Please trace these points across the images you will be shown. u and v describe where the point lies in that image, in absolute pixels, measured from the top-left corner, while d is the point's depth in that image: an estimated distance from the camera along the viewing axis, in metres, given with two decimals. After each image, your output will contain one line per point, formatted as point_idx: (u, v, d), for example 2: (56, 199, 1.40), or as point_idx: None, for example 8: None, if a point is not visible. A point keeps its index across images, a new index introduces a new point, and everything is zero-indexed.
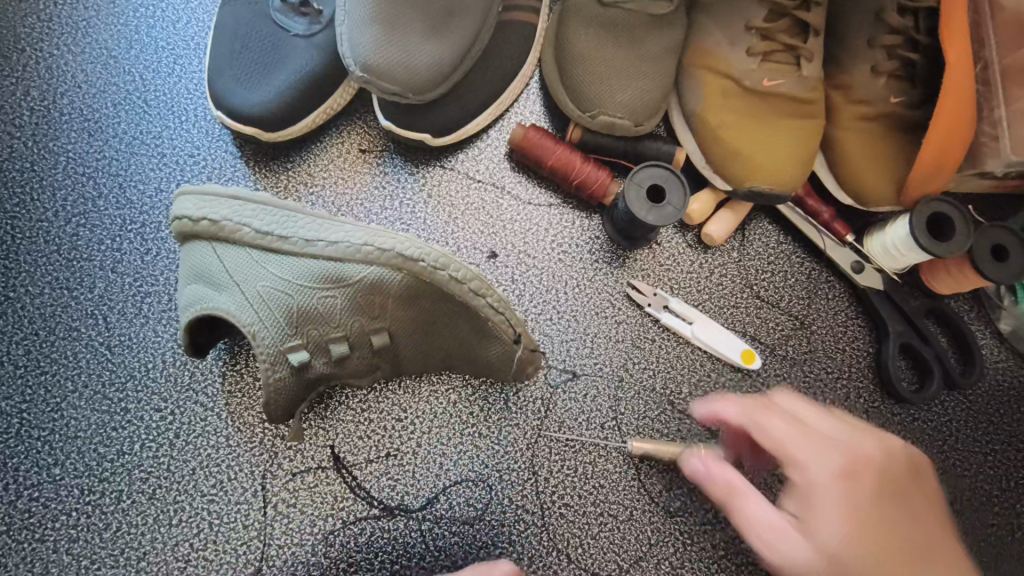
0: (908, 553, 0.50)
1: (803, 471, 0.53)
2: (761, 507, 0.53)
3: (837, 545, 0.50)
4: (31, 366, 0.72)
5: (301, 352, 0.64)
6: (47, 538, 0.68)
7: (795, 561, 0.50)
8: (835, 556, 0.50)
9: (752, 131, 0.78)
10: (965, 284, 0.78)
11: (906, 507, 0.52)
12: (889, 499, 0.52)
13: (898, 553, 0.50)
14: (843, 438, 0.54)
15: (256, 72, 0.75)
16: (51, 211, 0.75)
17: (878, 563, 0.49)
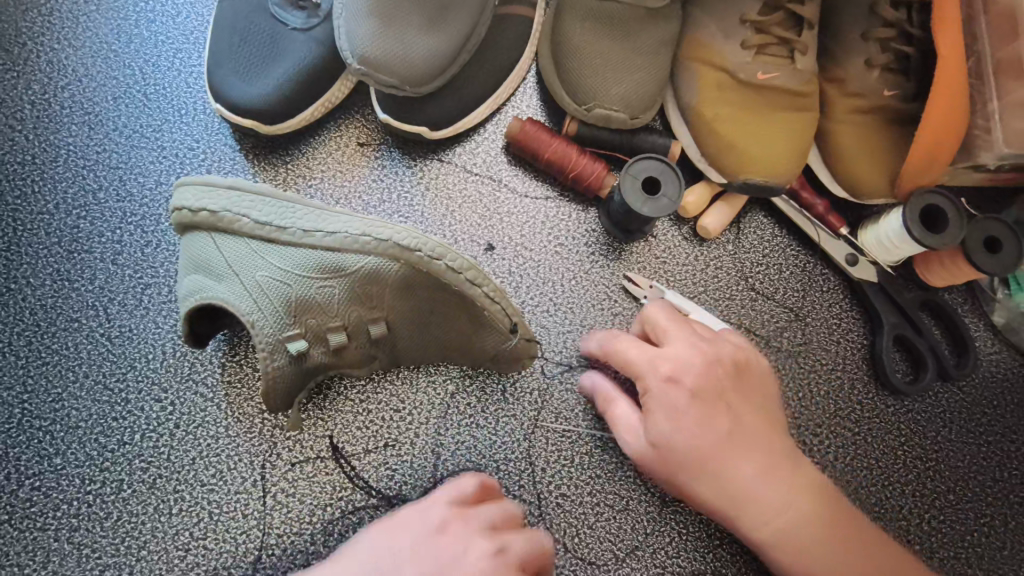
0: (722, 441, 0.62)
1: (642, 383, 0.65)
2: (624, 411, 0.68)
3: (662, 438, 0.63)
4: (32, 357, 0.72)
5: (300, 341, 0.65)
6: (48, 527, 0.68)
7: (635, 448, 0.66)
8: (660, 448, 0.63)
9: (746, 123, 0.79)
10: (958, 276, 0.79)
11: (728, 406, 0.64)
12: (714, 404, 0.63)
13: (713, 441, 0.62)
14: (680, 353, 0.65)
15: (255, 65, 0.75)
16: (52, 204, 0.76)
17: (696, 450, 0.62)
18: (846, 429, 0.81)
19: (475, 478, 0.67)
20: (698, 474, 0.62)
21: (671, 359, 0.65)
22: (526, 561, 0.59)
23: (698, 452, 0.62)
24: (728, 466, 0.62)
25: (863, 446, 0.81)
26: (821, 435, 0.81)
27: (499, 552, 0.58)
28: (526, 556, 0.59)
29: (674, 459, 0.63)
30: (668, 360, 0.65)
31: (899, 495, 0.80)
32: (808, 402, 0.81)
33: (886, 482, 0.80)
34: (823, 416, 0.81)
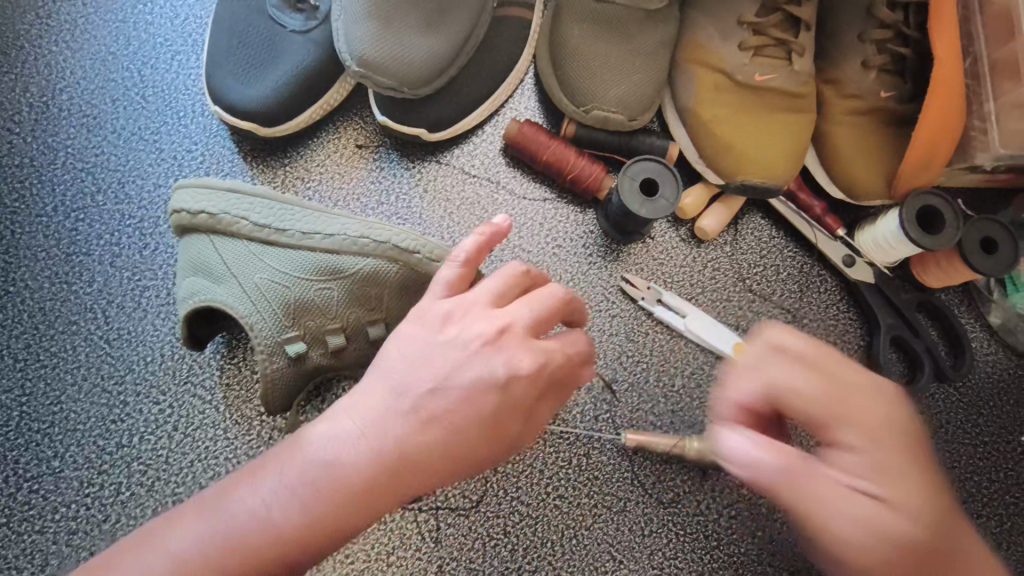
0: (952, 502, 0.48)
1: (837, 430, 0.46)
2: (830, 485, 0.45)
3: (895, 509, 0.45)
4: (31, 360, 0.72)
5: (298, 343, 0.65)
6: (47, 530, 0.68)
7: (864, 542, 0.44)
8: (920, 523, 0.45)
9: (744, 124, 0.79)
10: (955, 277, 0.79)
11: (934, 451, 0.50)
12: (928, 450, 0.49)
13: (947, 502, 0.47)
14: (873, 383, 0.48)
15: (253, 67, 0.75)
16: (50, 206, 0.76)
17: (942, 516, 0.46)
18: None
19: (462, 249, 0.57)
20: (951, 556, 0.45)
21: (864, 391, 0.47)
22: (540, 320, 0.53)
23: (947, 524, 0.46)
24: (972, 540, 0.47)
25: None
26: None
27: (518, 342, 0.52)
28: (558, 356, 0.53)
29: (931, 536, 0.45)
30: (870, 412, 0.47)
31: None
32: None
33: None
34: None
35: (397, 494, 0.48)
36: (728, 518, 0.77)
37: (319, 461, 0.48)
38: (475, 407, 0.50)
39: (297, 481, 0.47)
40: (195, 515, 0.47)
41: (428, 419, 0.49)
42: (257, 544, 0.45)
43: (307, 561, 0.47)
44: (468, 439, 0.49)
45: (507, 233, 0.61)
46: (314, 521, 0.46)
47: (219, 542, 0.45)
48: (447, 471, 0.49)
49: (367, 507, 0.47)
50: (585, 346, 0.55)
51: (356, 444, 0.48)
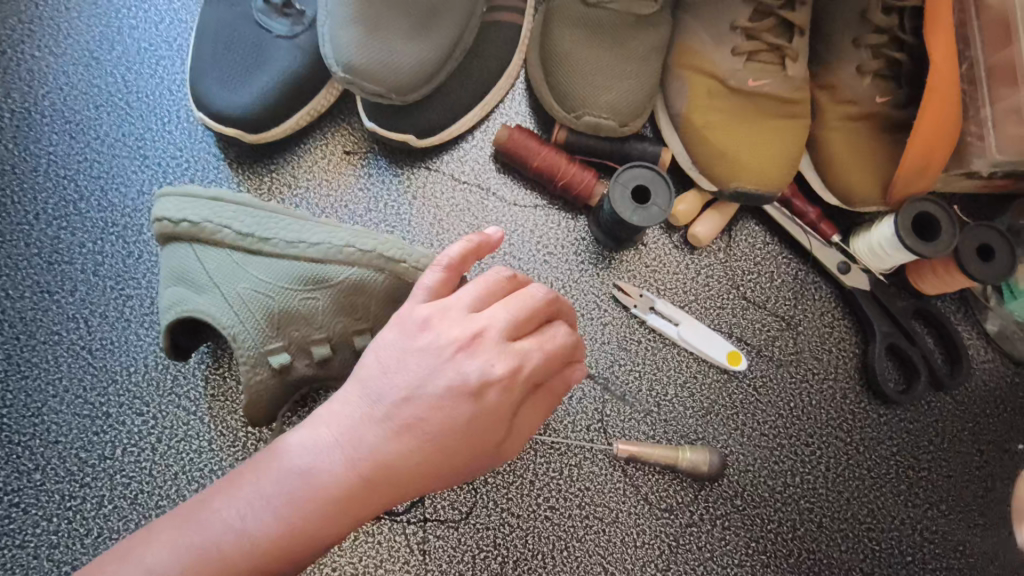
0: None
1: None
2: None
3: None
4: (11, 370, 0.71)
5: (282, 354, 0.64)
6: (27, 544, 0.67)
7: None
8: None
9: (737, 131, 0.78)
10: (952, 284, 0.78)
11: None
12: None
13: None
14: None
15: (238, 73, 0.74)
16: (32, 214, 0.75)
17: None
18: (838, 439, 0.80)
19: (449, 253, 0.56)
20: None
21: None
22: (518, 323, 0.52)
23: None
24: None
25: (855, 456, 0.80)
26: (813, 446, 0.80)
27: (495, 348, 0.50)
28: (535, 361, 0.51)
29: None
30: None
31: (891, 505, 0.79)
32: (800, 412, 0.81)
33: (878, 492, 0.79)
34: (815, 426, 0.80)
35: (374, 503, 0.47)
36: (721, 529, 0.76)
37: (294, 472, 0.46)
38: (452, 414, 0.48)
39: (273, 493, 0.45)
40: (169, 528, 0.45)
41: (404, 428, 0.48)
42: (231, 557, 0.44)
43: (284, 572, 0.46)
44: (444, 449, 0.48)
45: (497, 245, 0.60)
46: (291, 532, 0.45)
47: (192, 557, 0.43)
48: (424, 481, 0.48)
49: (344, 517, 0.46)
50: (565, 349, 0.53)
51: (333, 454, 0.47)
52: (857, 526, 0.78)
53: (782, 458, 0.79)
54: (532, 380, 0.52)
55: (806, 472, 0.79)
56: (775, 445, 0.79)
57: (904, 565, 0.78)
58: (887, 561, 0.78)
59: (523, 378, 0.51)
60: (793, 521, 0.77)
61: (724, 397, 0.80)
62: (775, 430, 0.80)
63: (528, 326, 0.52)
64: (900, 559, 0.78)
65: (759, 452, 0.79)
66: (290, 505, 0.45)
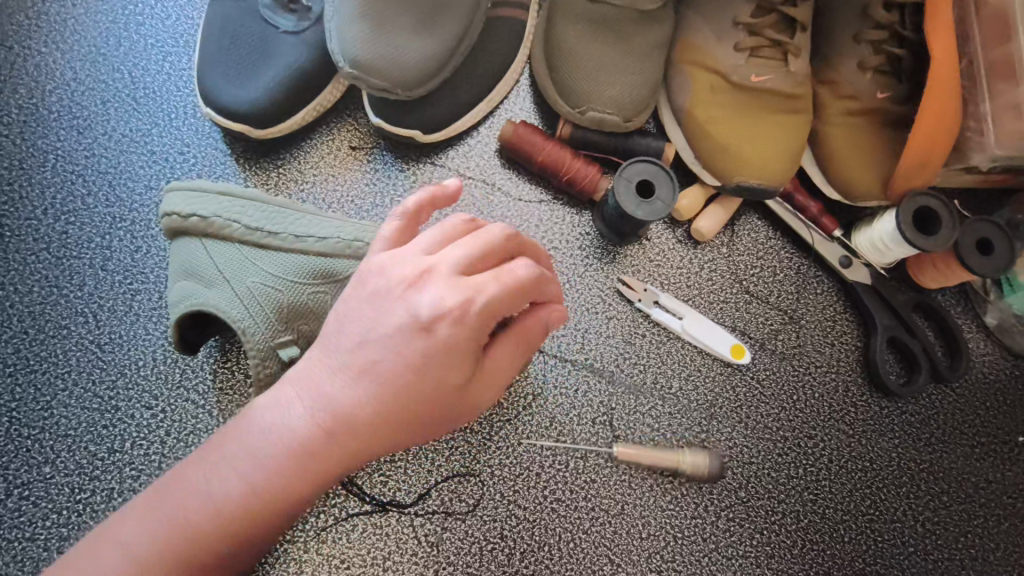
0: None
1: None
2: None
3: None
4: (20, 365, 0.72)
5: (292, 347, 0.63)
6: (38, 537, 0.67)
7: None
8: None
9: (740, 126, 0.78)
10: (952, 278, 0.79)
11: None
12: None
13: None
14: None
15: (246, 69, 0.75)
16: (40, 209, 0.75)
17: None
18: (841, 431, 0.81)
19: (405, 203, 0.54)
20: None
21: None
22: (473, 261, 0.50)
23: None
24: None
25: (857, 448, 0.81)
26: (816, 437, 0.81)
27: (444, 282, 0.48)
28: (490, 293, 0.48)
29: None
30: None
31: (892, 496, 0.80)
32: (803, 404, 0.81)
33: (880, 484, 0.80)
34: (818, 419, 0.81)
35: (336, 456, 0.48)
36: (726, 520, 0.77)
37: (257, 434, 0.48)
38: (406, 356, 0.48)
39: (238, 455, 0.48)
40: (144, 503, 0.48)
41: (359, 374, 0.48)
42: (200, 525, 0.46)
43: (260, 533, 0.48)
44: (401, 394, 0.48)
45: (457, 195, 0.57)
46: (255, 492, 0.47)
47: (165, 529, 0.46)
48: (385, 427, 0.48)
49: (308, 472, 0.47)
50: (528, 282, 0.49)
51: (293, 412, 0.48)
52: (859, 517, 0.79)
53: (786, 450, 0.80)
54: (488, 315, 0.48)
55: (809, 464, 0.80)
56: (778, 438, 0.80)
57: (905, 556, 0.78)
58: (888, 552, 0.78)
59: (477, 313, 0.48)
60: (796, 513, 0.78)
61: (728, 390, 0.81)
62: (778, 422, 0.81)
63: (483, 263, 0.50)
64: (902, 550, 0.79)
65: (762, 444, 0.80)
66: (253, 467, 0.47)
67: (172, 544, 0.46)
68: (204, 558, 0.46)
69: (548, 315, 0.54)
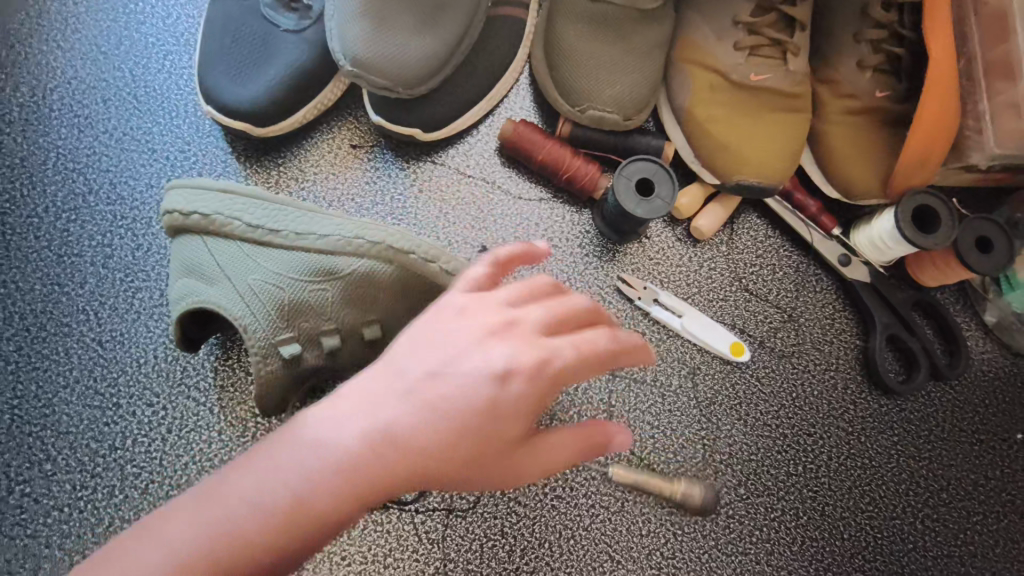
0: None
1: None
2: None
3: None
4: (22, 362, 0.72)
5: (293, 344, 0.64)
6: (39, 534, 0.68)
7: None
8: None
9: (740, 125, 0.79)
10: (951, 276, 0.79)
11: None
12: None
13: None
14: None
15: (246, 67, 0.75)
16: (41, 207, 0.75)
17: None
18: (840, 429, 0.81)
19: (498, 250, 0.55)
20: None
21: None
22: (555, 322, 0.52)
23: None
24: None
25: (857, 446, 0.81)
26: (815, 435, 0.81)
27: (528, 337, 0.50)
28: (569, 358, 0.50)
29: None
30: None
31: (892, 494, 0.80)
32: (803, 402, 0.82)
33: (879, 482, 0.80)
34: (818, 417, 0.81)
35: (389, 487, 0.45)
36: (726, 517, 0.77)
37: (310, 445, 0.44)
38: (480, 395, 0.47)
39: (289, 464, 0.44)
40: (185, 504, 0.43)
41: (428, 406, 0.46)
42: (247, 531, 0.42)
43: (297, 553, 0.43)
44: (466, 433, 0.47)
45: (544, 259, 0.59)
46: (303, 506, 0.43)
47: (209, 532, 0.41)
48: (443, 471, 0.46)
49: (360, 496, 0.44)
50: (606, 353, 0.52)
51: (352, 428, 0.45)
52: (858, 514, 0.79)
53: (785, 448, 0.80)
54: (564, 376, 0.50)
55: (808, 461, 0.80)
56: (778, 435, 0.80)
57: (905, 553, 0.79)
58: (888, 549, 0.79)
59: (554, 374, 0.49)
60: (796, 510, 0.78)
61: (728, 388, 0.81)
62: (778, 420, 0.81)
63: (563, 327, 0.52)
64: (902, 547, 0.79)
65: (762, 441, 0.80)
66: (305, 477, 0.43)
67: (214, 549, 0.41)
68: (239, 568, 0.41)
69: (615, 431, 0.54)
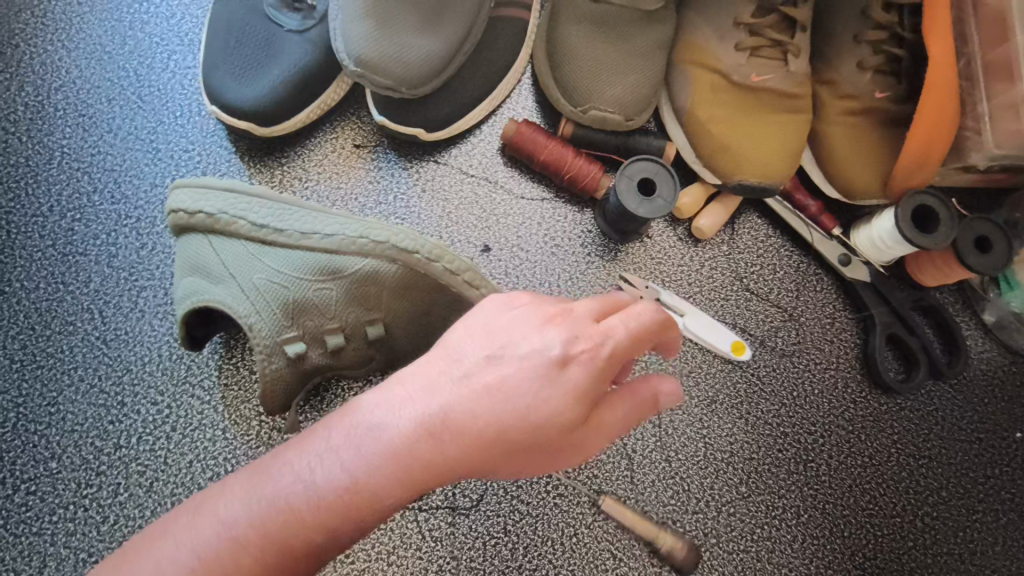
0: None
1: None
2: None
3: None
4: (26, 360, 0.72)
5: (298, 343, 0.65)
6: (44, 531, 0.68)
7: None
8: None
9: (741, 125, 0.79)
10: (950, 276, 0.80)
11: None
12: None
13: None
14: None
15: (251, 67, 0.75)
16: (46, 207, 0.76)
17: None
18: (841, 427, 0.82)
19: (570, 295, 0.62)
20: None
21: None
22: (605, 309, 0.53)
23: None
24: None
25: (857, 444, 0.82)
26: (816, 434, 0.81)
27: (581, 319, 0.51)
28: (621, 337, 0.50)
29: None
30: None
31: (892, 492, 0.81)
32: (803, 401, 0.82)
33: (879, 480, 0.81)
34: (818, 415, 0.82)
35: (447, 470, 0.47)
36: (727, 516, 0.78)
37: (364, 429, 0.48)
38: (532, 378, 0.48)
39: (343, 446, 0.47)
40: (241, 484, 0.48)
41: (484, 389, 0.48)
42: (299, 511, 0.45)
43: (349, 532, 0.46)
44: (521, 417, 0.48)
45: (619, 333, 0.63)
46: (353, 486, 0.46)
47: (260, 511, 0.45)
48: (502, 454, 0.47)
49: (416, 479, 0.46)
50: (656, 332, 0.52)
51: (405, 412, 0.48)
52: (858, 513, 0.80)
53: (786, 447, 0.81)
54: (618, 356, 0.50)
55: (809, 460, 0.80)
56: (779, 434, 0.81)
57: (904, 550, 0.79)
58: (888, 546, 0.79)
59: (607, 353, 0.50)
60: (796, 508, 0.79)
61: (729, 387, 0.81)
62: (778, 418, 0.81)
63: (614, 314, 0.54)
64: (901, 545, 0.79)
65: (763, 440, 0.80)
66: (357, 461, 0.46)
67: (267, 525, 0.45)
68: (294, 544, 0.45)
69: (661, 382, 0.54)
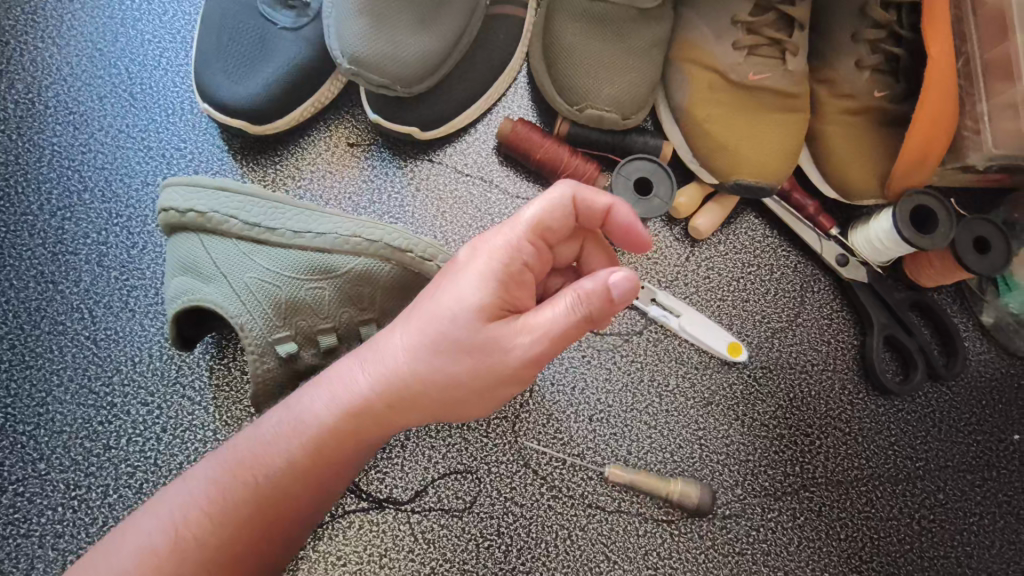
0: None
1: None
2: None
3: None
4: (16, 361, 0.71)
5: (289, 343, 0.65)
6: (32, 533, 0.67)
7: None
8: None
9: (738, 124, 0.79)
10: (948, 277, 0.79)
11: None
12: None
13: None
14: None
15: (243, 66, 0.75)
16: (36, 205, 0.75)
17: None
18: (838, 429, 0.81)
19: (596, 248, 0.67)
20: None
21: None
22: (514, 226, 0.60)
23: None
24: None
25: (854, 446, 0.81)
26: (812, 435, 0.81)
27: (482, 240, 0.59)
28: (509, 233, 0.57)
29: None
30: None
31: (889, 494, 0.80)
32: (800, 402, 0.82)
33: (877, 481, 0.80)
34: (815, 417, 0.81)
35: (381, 398, 0.57)
36: (722, 518, 0.77)
37: (318, 377, 0.61)
38: (440, 298, 0.56)
39: (301, 390, 0.60)
40: (202, 461, 0.59)
41: (405, 319, 0.58)
42: (255, 462, 0.57)
43: (305, 455, 0.57)
44: (431, 328, 0.56)
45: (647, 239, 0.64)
46: (303, 413, 0.58)
47: (218, 475, 0.57)
48: (429, 378, 0.56)
49: (357, 410, 0.57)
50: (545, 217, 0.58)
51: (348, 358, 0.60)
52: (855, 514, 0.79)
53: (783, 447, 0.80)
54: (509, 248, 0.56)
55: (805, 461, 0.80)
56: (775, 435, 0.80)
57: (902, 554, 0.79)
58: (885, 550, 0.79)
59: (506, 249, 0.56)
60: (792, 510, 0.78)
61: (725, 388, 0.81)
62: (775, 419, 0.81)
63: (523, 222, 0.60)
64: (899, 548, 0.79)
65: (759, 441, 0.80)
66: (306, 407, 0.58)
67: (227, 483, 0.56)
68: (255, 472, 0.57)
69: (608, 274, 0.54)
